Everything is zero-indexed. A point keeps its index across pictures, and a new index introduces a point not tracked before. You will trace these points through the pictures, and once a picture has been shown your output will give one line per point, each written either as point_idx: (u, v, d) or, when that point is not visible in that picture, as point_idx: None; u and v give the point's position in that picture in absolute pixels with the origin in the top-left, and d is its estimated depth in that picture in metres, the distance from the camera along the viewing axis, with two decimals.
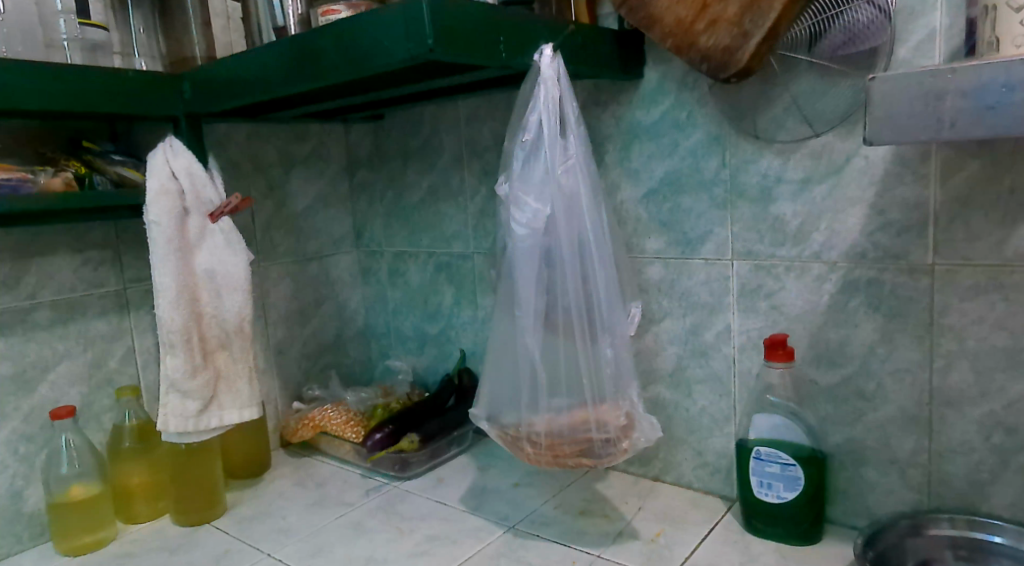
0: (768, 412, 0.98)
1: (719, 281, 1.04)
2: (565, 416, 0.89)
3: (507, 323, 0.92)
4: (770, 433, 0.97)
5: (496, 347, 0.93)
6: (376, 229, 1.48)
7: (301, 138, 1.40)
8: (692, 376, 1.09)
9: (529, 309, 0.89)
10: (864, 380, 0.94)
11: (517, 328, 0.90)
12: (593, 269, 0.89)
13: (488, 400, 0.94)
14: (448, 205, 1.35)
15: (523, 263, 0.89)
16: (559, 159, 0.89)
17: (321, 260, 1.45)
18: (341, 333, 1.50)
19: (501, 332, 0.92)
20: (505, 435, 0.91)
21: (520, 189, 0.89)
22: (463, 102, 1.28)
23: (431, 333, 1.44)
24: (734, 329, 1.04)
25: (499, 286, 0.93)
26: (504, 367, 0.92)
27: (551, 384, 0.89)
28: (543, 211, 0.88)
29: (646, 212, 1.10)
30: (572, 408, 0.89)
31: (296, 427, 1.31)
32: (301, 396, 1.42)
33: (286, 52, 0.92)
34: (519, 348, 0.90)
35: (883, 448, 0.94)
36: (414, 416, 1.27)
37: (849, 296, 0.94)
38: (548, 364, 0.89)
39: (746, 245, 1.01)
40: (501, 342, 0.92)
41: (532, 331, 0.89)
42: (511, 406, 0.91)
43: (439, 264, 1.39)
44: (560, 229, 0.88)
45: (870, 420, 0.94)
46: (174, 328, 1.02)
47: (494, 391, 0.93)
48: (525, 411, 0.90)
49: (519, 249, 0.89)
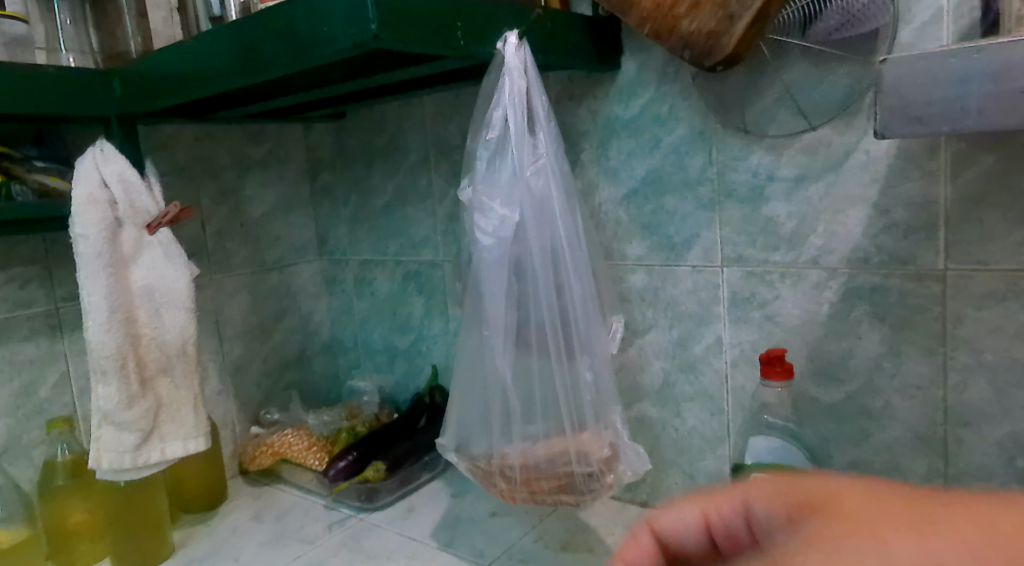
0: (763, 434, 0.91)
1: (707, 289, 0.96)
2: (541, 445, 0.80)
3: (474, 346, 0.82)
4: (770, 458, 0.89)
5: (462, 373, 0.84)
6: (341, 235, 1.38)
7: (257, 140, 1.30)
8: (680, 393, 1.00)
9: (496, 328, 0.79)
10: (872, 397, 0.86)
11: (486, 351, 0.81)
12: (568, 278, 0.80)
13: (455, 429, 0.85)
14: (414, 209, 1.25)
15: (490, 274, 0.79)
16: (526, 157, 0.79)
17: (282, 270, 1.35)
18: (305, 349, 1.40)
19: (467, 355, 0.83)
20: (474, 471, 0.83)
21: (482, 193, 0.80)
22: (429, 98, 1.19)
23: (402, 347, 1.35)
24: (725, 341, 0.95)
25: (463, 304, 0.84)
26: (471, 390, 0.83)
27: (525, 410, 0.80)
28: (509, 217, 0.79)
29: (627, 214, 1.01)
30: (549, 435, 0.80)
31: (254, 454, 1.21)
32: (259, 420, 1.31)
33: (222, 42, 0.83)
34: (488, 373, 0.81)
35: (893, 472, 0.86)
36: (381, 438, 1.16)
37: (851, 306, 0.85)
38: (520, 387, 0.80)
39: (736, 250, 0.92)
40: (468, 366, 0.83)
41: (503, 353, 0.79)
42: (480, 437, 0.82)
43: (407, 272, 1.30)
44: (530, 235, 0.79)
45: (878, 441, 0.86)
46: (106, 354, 0.92)
47: (462, 420, 0.84)
48: (496, 440, 0.81)
49: (485, 260, 0.80)
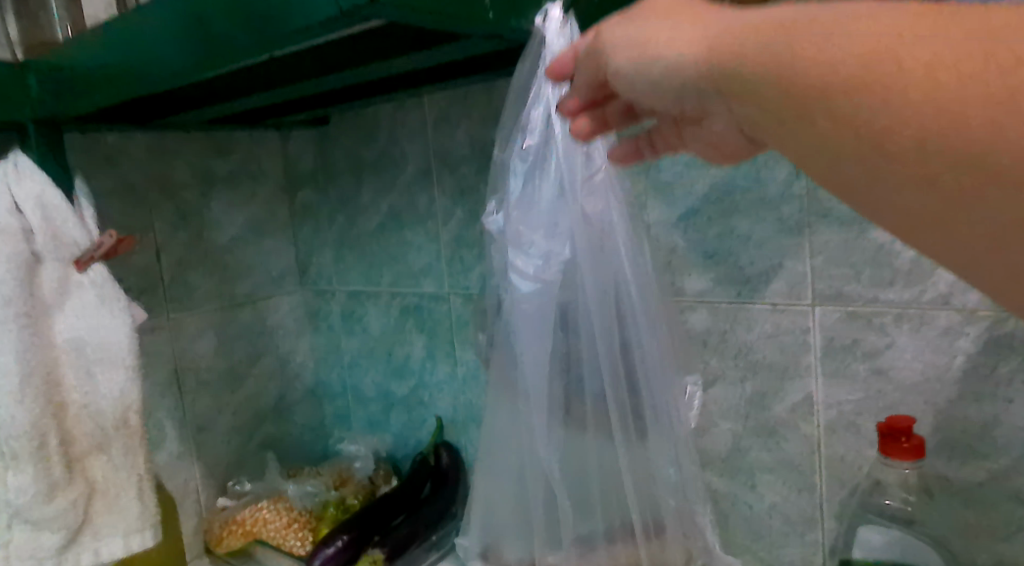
0: (878, 526, 0.74)
1: (793, 333, 0.77)
2: (602, 550, 0.64)
3: (510, 417, 0.65)
4: (889, 555, 0.73)
5: (493, 451, 0.67)
6: (326, 262, 1.16)
7: (223, 150, 1.08)
8: (756, 462, 0.83)
9: (541, 400, 0.62)
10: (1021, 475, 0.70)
11: (527, 428, 0.64)
12: (634, 337, 0.61)
13: (487, 516, 0.69)
14: (413, 233, 1.05)
15: (532, 331, 0.62)
16: (577, 176, 0.61)
17: (255, 304, 1.13)
18: (285, 396, 1.18)
19: (501, 429, 0.66)
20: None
21: (519, 222, 0.63)
22: (430, 99, 0.98)
23: (400, 394, 1.13)
24: (817, 401, 0.78)
25: (493, 362, 0.67)
26: (508, 478, 0.66)
27: (580, 507, 0.64)
28: (558, 255, 0.61)
29: (685, 240, 0.80)
30: (612, 538, 0.64)
31: (220, 534, 1.01)
32: (227, 488, 1.09)
33: (159, 18, 0.62)
34: (530, 457, 0.64)
35: None
36: (378, 513, 0.97)
37: (992, 361, 0.68)
38: (571, 478, 0.63)
39: (833, 284, 0.73)
40: (502, 443, 0.66)
41: (548, 434, 0.62)
42: (520, 531, 0.67)
43: (405, 306, 1.09)
44: (584, 280, 0.61)
45: None
46: (18, 432, 0.70)
47: (496, 507, 0.68)
48: (543, 542, 0.65)
49: (525, 313, 0.62)
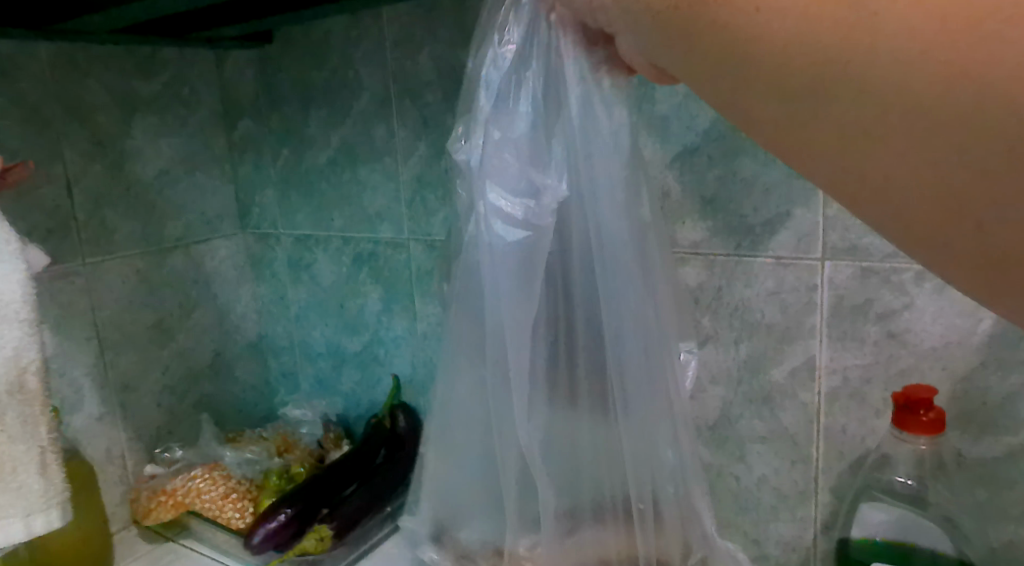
0: (880, 504, 0.67)
1: (798, 291, 0.69)
2: (593, 533, 0.58)
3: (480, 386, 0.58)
4: (890, 536, 0.66)
5: (459, 421, 0.60)
6: (269, 202, 1.04)
7: (147, 70, 0.95)
8: (747, 432, 0.75)
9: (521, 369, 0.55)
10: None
11: (500, 401, 0.56)
12: (634, 309, 0.54)
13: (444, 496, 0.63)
14: (368, 172, 0.93)
15: (514, 284, 0.54)
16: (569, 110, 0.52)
17: (187, 248, 1.01)
18: (223, 351, 1.07)
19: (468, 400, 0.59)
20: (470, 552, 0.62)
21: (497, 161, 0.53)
22: (390, 17, 0.86)
23: (352, 352, 1.03)
24: (820, 367, 0.70)
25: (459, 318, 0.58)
26: (484, 453, 0.60)
27: (571, 485, 0.57)
28: (547, 199, 0.53)
29: (681, 182, 0.71)
30: (604, 520, 0.57)
31: (148, 508, 0.91)
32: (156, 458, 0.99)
33: None
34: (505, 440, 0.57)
35: None
36: (326, 484, 0.88)
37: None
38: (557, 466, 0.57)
39: (850, 236, 0.65)
40: (469, 416, 0.59)
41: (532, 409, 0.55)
42: (481, 513, 0.61)
43: (359, 254, 0.98)
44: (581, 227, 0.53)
45: None
46: None
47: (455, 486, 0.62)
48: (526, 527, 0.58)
49: (506, 263, 0.54)
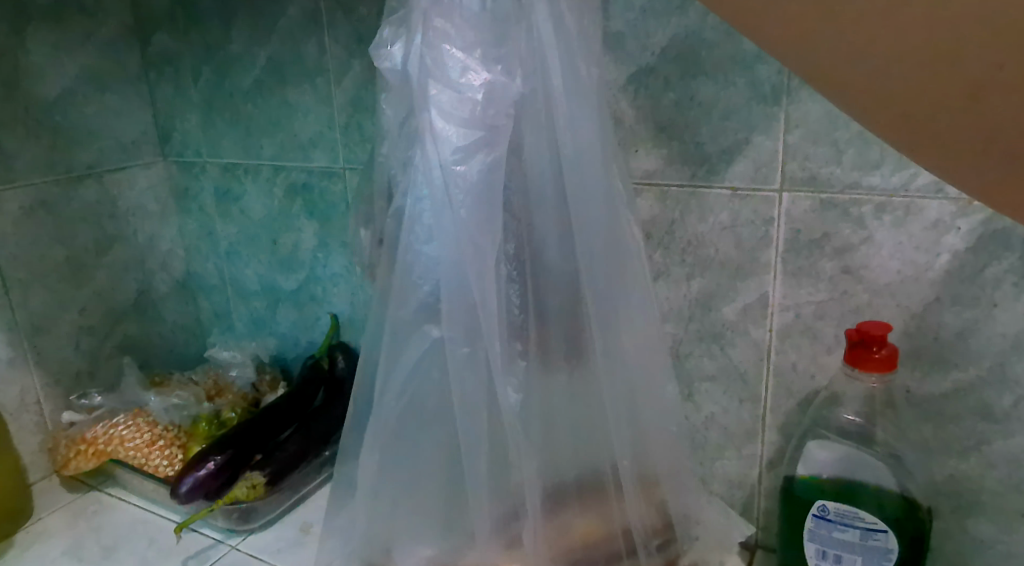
0: (823, 441, 0.65)
1: (752, 223, 0.66)
2: (573, 512, 0.59)
3: (438, 364, 0.58)
4: (835, 473, 0.65)
5: (411, 406, 0.59)
6: (193, 128, 0.98)
7: None
8: (696, 370, 0.73)
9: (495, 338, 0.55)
10: (992, 389, 0.61)
11: (462, 367, 0.56)
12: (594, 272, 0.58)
13: (389, 495, 0.61)
14: (298, 93, 0.87)
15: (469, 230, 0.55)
16: (525, 62, 0.54)
17: (99, 177, 0.96)
18: (146, 289, 1.03)
19: (423, 384, 0.58)
20: (421, 564, 0.60)
21: (472, 122, 0.53)
22: None
23: (286, 289, 0.98)
24: (772, 302, 0.67)
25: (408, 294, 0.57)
26: (441, 434, 0.59)
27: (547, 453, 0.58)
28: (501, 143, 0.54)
29: (633, 107, 0.67)
30: (583, 494, 0.59)
31: (67, 455, 0.87)
32: (73, 403, 0.95)
33: None
34: (471, 417, 0.56)
35: (1011, 494, 0.62)
36: (259, 430, 0.84)
37: (980, 258, 0.59)
38: (532, 442, 0.57)
39: (809, 165, 0.62)
40: (425, 399, 0.58)
41: (504, 383, 0.56)
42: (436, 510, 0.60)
43: (291, 185, 0.92)
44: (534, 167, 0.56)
45: (997, 451, 0.62)
46: None
47: (405, 483, 0.60)
48: (502, 515, 0.57)
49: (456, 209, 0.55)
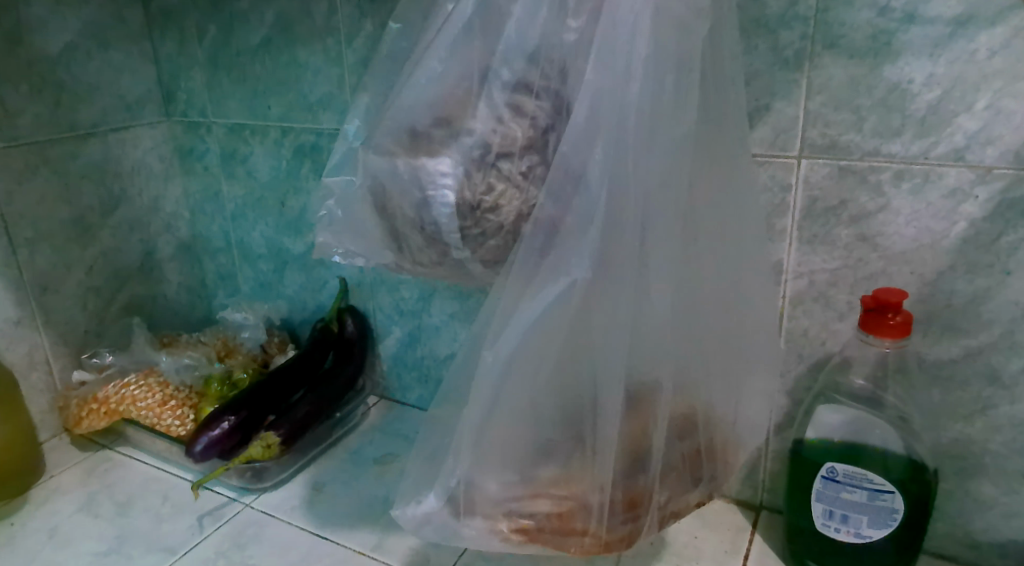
0: (834, 405, 0.66)
1: (769, 190, 0.66)
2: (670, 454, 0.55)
3: (591, 282, 0.51)
4: (845, 435, 0.65)
5: (545, 336, 0.52)
6: (198, 87, 0.96)
7: None
8: None
9: (626, 268, 0.51)
10: (1001, 354, 0.62)
11: (591, 306, 0.52)
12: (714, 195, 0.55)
13: (502, 392, 0.53)
14: (309, 51, 0.86)
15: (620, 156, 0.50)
16: None
17: (104, 135, 0.94)
18: (152, 250, 1.02)
19: (572, 297, 0.51)
20: (501, 496, 0.54)
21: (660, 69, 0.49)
22: None
23: (294, 251, 0.98)
24: (787, 269, 0.68)
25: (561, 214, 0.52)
26: (566, 387, 0.53)
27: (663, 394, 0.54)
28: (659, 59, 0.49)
29: None
30: (685, 434, 0.55)
31: (79, 414, 0.88)
32: (82, 363, 0.95)
33: None
34: (624, 353, 0.52)
35: (1015, 456, 0.64)
36: (272, 392, 0.85)
37: (996, 226, 0.59)
38: (658, 381, 0.53)
39: (829, 132, 0.62)
40: (569, 312, 0.52)
41: (633, 312, 0.52)
42: (556, 446, 0.53)
43: (299, 146, 0.91)
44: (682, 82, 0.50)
45: (1002, 415, 0.63)
46: None
47: (523, 415, 0.53)
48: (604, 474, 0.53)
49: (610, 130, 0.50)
